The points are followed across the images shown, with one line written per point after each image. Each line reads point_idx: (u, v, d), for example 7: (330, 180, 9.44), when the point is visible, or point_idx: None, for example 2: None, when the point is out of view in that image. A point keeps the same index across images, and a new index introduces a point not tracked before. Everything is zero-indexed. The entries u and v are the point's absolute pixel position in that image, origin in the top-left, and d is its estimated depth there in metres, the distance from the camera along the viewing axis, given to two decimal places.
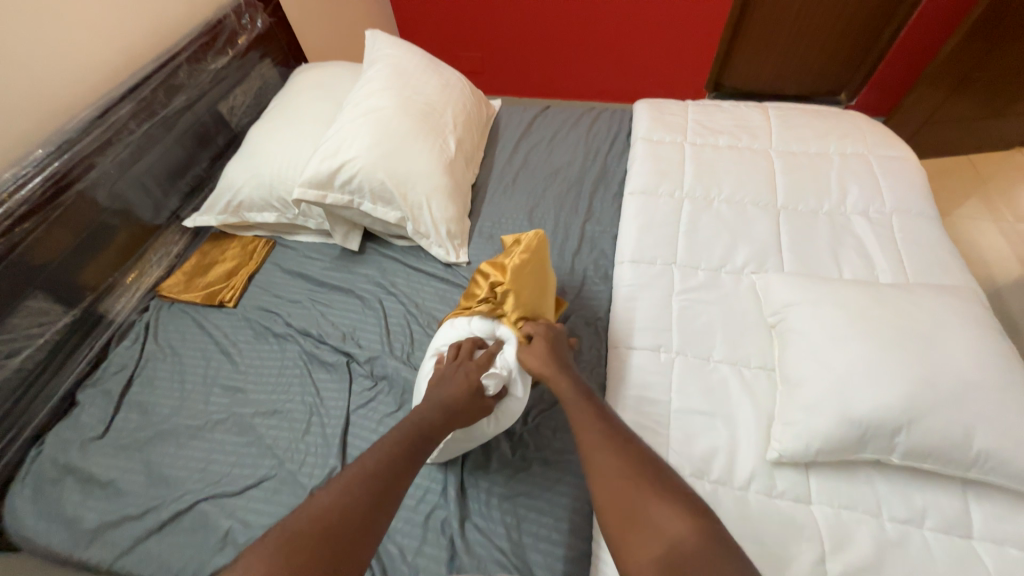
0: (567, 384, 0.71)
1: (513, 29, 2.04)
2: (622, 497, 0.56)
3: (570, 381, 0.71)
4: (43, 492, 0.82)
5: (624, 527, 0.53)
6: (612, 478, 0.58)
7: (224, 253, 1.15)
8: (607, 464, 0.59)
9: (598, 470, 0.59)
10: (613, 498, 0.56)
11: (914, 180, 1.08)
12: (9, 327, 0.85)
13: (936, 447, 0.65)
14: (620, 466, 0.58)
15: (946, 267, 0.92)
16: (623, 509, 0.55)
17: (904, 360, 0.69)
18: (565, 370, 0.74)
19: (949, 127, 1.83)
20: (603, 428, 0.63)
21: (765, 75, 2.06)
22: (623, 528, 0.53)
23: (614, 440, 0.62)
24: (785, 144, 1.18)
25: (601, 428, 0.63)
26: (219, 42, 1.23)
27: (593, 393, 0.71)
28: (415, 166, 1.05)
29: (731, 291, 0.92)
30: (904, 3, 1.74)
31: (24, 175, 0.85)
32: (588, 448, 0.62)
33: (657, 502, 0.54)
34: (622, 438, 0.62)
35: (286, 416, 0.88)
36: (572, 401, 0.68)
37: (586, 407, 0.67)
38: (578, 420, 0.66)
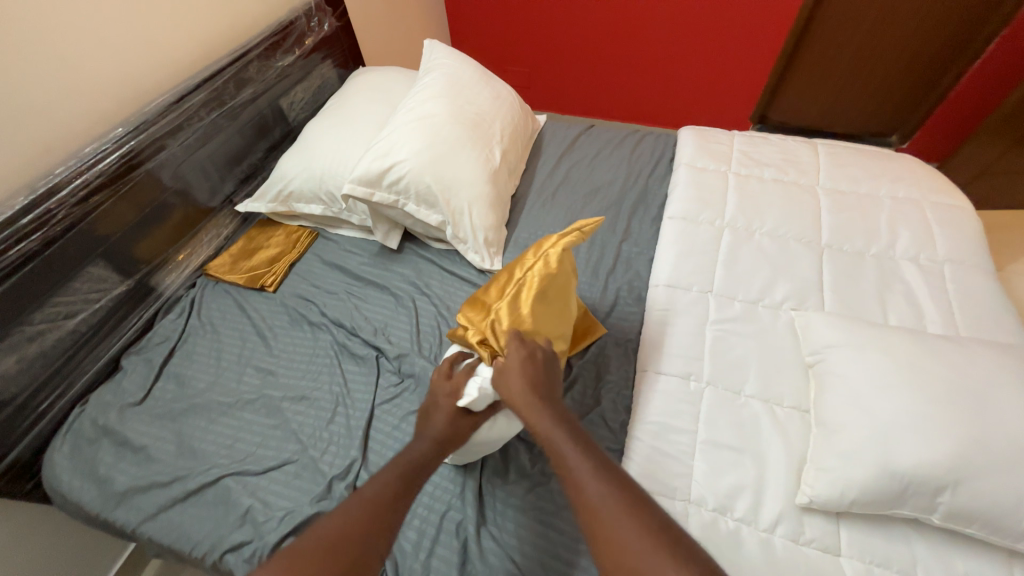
0: (553, 422, 0.66)
1: (563, 48, 2.09)
2: (633, 571, 0.51)
3: (553, 420, 0.66)
4: (82, 449, 0.86)
5: None
6: (619, 547, 0.53)
7: (269, 239, 1.19)
8: (611, 527, 0.55)
9: (601, 536, 0.55)
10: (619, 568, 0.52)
11: (969, 230, 1.04)
12: (71, 290, 0.90)
13: (983, 512, 0.62)
14: (626, 532, 0.54)
15: (1001, 323, 0.88)
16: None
17: (952, 416, 0.66)
18: (548, 402, 0.68)
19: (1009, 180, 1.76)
20: (601, 480, 0.58)
21: (814, 112, 2.03)
22: None
23: (616, 497, 0.57)
24: (834, 182, 1.16)
25: (597, 477, 0.59)
26: (288, 41, 1.31)
27: (584, 433, 0.66)
28: (461, 173, 1.08)
29: (768, 326, 0.90)
30: (969, 51, 1.69)
31: (102, 151, 0.91)
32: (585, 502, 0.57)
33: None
34: (626, 493, 0.57)
35: (313, 403, 0.90)
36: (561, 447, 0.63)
37: (574, 452, 0.62)
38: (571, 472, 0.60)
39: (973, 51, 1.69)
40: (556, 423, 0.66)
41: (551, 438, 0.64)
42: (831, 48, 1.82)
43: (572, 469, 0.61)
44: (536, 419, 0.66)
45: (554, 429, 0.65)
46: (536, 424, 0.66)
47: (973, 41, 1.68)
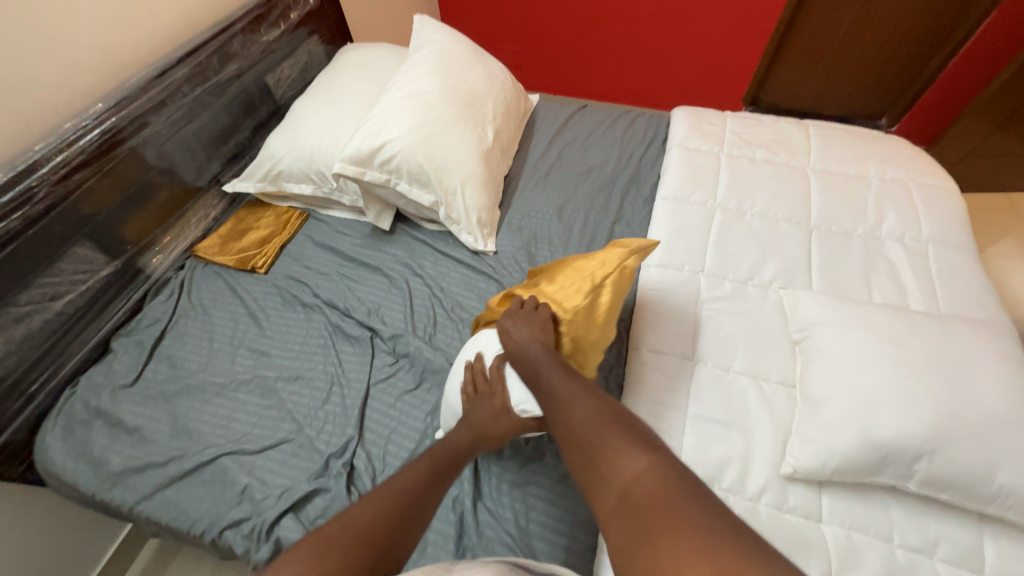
0: (539, 353, 0.72)
1: (556, 26, 2.05)
2: (588, 446, 0.57)
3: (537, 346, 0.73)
4: (74, 431, 0.86)
5: (587, 465, 0.56)
6: (583, 444, 0.58)
7: (258, 221, 1.17)
8: (576, 424, 0.60)
9: (572, 438, 0.60)
10: (574, 446, 0.59)
11: (953, 211, 1.06)
12: (56, 271, 0.88)
13: (956, 479, 0.65)
14: (585, 427, 0.59)
15: (980, 301, 0.91)
16: (585, 451, 0.57)
17: (931, 388, 0.69)
18: (537, 339, 0.75)
19: (994, 163, 1.80)
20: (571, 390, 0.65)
21: (806, 94, 2.03)
22: (587, 464, 0.56)
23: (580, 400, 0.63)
24: (825, 163, 1.17)
25: (566, 382, 0.66)
26: (272, 15, 1.26)
27: (563, 359, 0.72)
28: (453, 152, 1.06)
29: (757, 304, 0.91)
30: (960, 33, 1.69)
31: (82, 128, 0.88)
32: (553, 401, 0.65)
33: (620, 450, 0.55)
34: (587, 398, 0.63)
35: (308, 383, 0.90)
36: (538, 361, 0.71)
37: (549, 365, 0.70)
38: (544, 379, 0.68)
39: (964, 31, 1.68)
40: (541, 352, 0.72)
41: (535, 364, 0.71)
42: (825, 28, 1.81)
43: (548, 385, 0.67)
44: (523, 354, 0.73)
45: (536, 356, 0.71)
46: (523, 358, 0.72)
47: (963, 21, 1.66)
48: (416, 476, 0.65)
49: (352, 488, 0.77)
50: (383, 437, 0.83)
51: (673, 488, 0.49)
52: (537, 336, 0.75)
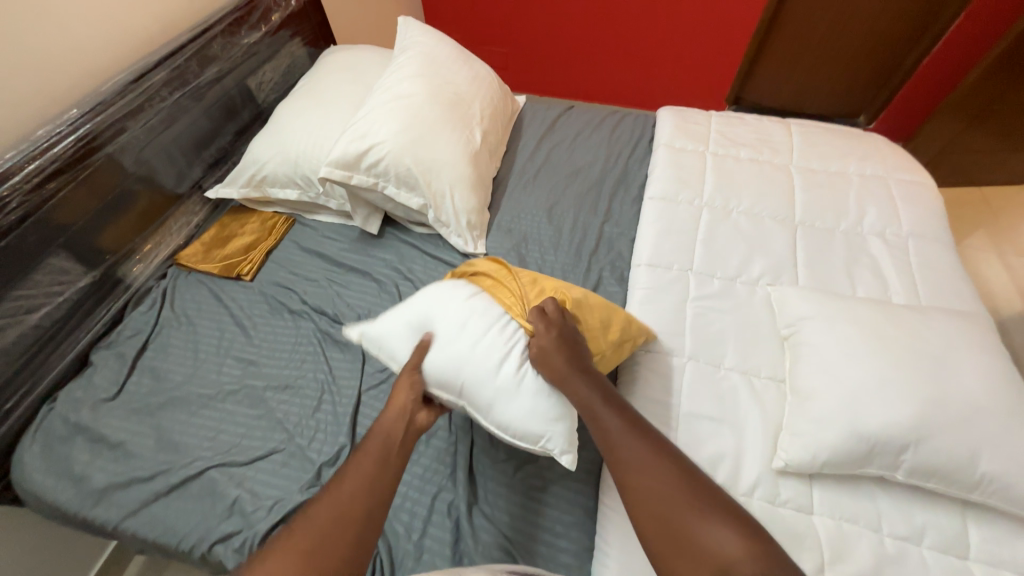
0: (594, 389, 0.68)
1: (540, 27, 2.05)
2: (664, 516, 0.55)
3: (588, 384, 0.68)
4: (53, 448, 0.83)
5: (665, 538, 0.54)
6: (656, 507, 0.56)
7: (243, 227, 1.15)
8: (648, 484, 0.58)
9: (640, 495, 0.58)
10: (648, 513, 0.56)
11: (930, 206, 1.09)
12: (31, 283, 0.85)
13: (941, 467, 0.66)
14: (659, 487, 0.58)
15: (959, 293, 0.93)
16: (662, 521, 0.55)
17: (915, 379, 0.70)
18: (585, 368, 0.70)
19: (965, 158, 1.85)
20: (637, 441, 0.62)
21: (787, 93, 2.07)
22: (664, 537, 0.54)
23: (650, 455, 0.61)
24: (807, 161, 1.19)
25: (630, 436, 0.63)
26: (253, 17, 1.24)
27: (614, 394, 0.69)
28: (441, 155, 1.06)
29: (746, 301, 0.93)
30: (932, 31, 1.74)
31: (57, 134, 0.85)
32: (617, 456, 0.62)
33: (707, 522, 0.54)
34: (655, 452, 0.61)
35: (298, 391, 0.89)
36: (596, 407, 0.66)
37: (607, 410, 0.66)
38: (604, 427, 0.65)
39: (935, 33, 1.74)
40: (593, 388, 0.68)
41: (589, 405, 0.67)
42: (803, 29, 1.84)
43: (609, 430, 0.64)
44: (572, 386, 0.68)
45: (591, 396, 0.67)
46: (575, 392, 0.68)
47: (935, 22, 1.72)
48: (373, 451, 0.63)
49: None
50: None
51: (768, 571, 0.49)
52: (579, 365, 0.70)
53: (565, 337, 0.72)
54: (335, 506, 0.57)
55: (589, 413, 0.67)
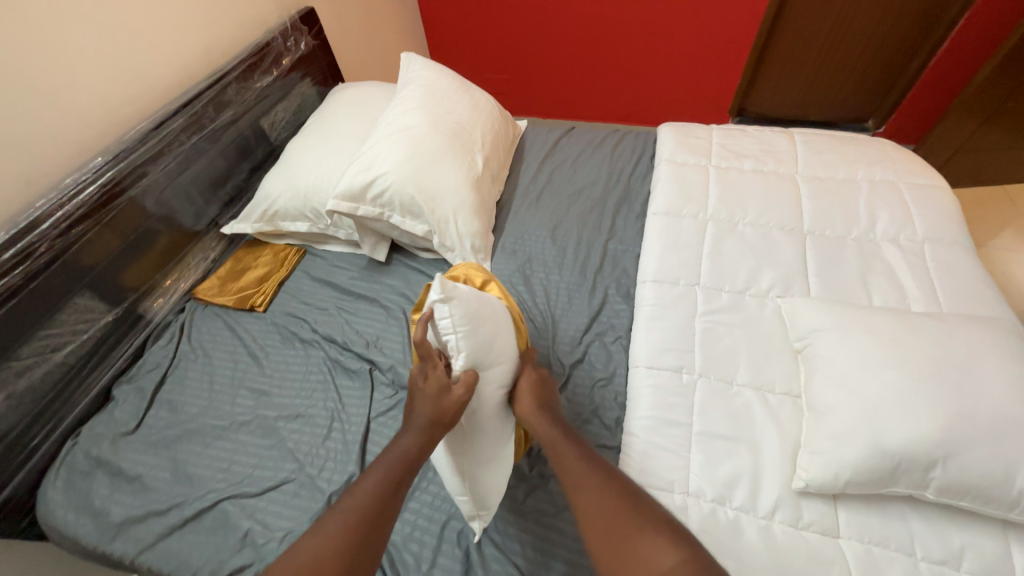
0: (550, 424, 0.69)
1: (540, 53, 2.11)
2: (618, 541, 0.56)
3: (550, 421, 0.70)
4: (75, 483, 0.85)
5: (618, 562, 0.54)
6: (604, 528, 0.57)
7: (257, 259, 1.19)
8: (598, 506, 0.59)
9: (590, 519, 0.59)
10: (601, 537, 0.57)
11: (945, 208, 1.06)
12: (58, 322, 0.90)
13: (974, 484, 0.62)
14: (607, 510, 0.59)
15: (981, 298, 0.90)
16: (616, 546, 0.56)
17: (938, 391, 0.67)
18: (544, 405, 0.72)
19: (983, 157, 1.80)
20: (589, 469, 0.63)
21: (791, 102, 2.07)
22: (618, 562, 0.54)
23: (601, 482, 0.62)
24: (812, 169, 1.18)
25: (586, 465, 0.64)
26: (266, 62, 1.31)
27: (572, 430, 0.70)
28: (444, 182, 1.08)
29: (756, 314, 0.91)
30: (937, 32, 1.73)
31: (83, 181, 0.91)
32: (574, 484, 0.63)
33: (650, 542, 0.55)
34: (608, 478, 0.62)
35: (308, 420, 0.90)
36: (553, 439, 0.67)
37: (565, 442, 0.67)
38: (561, 457, 0.65)
39: (940, 33, 1.72)
40: (552, 422, 0.69)
41: (549, 439, 0.68)
42: (802, 39, 1.85)
43: (562, 458, 0.65)
44: (535, 422, 0.70)
45: (550, 429, 0.68)
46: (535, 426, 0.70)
47: (940, 23, 1.71)
48: (385, 472, 0.62)
49: None
50: None
51: None
52: (540, 399, 0.73)
53: (537, 381, 0.75)
54: (327, 563, 0.53)
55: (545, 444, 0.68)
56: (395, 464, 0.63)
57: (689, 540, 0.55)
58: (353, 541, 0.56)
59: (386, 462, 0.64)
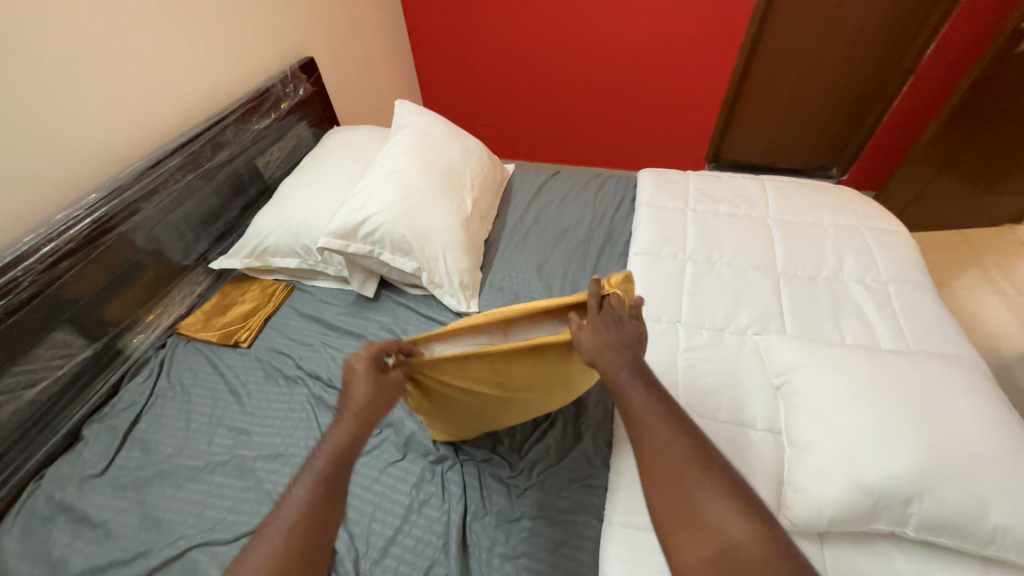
0: (616, 362, 0.64)
1: (528, 102, 2.24)
2: (678, 493, 0.52)
3: (620, 357, 0.64)
4: (33, 530, 0.80)
5: (676, 514, 0.51)
6: (659, 476, 0.54)
7: (244, 294, 1.19)
8: (664, 465, 0.54)
9: (650, 478, 0.54)
10: (660, 489, 0.53)
11: (905, 251, 1.13)
12: (33, 358, 0.88)
13: (950, 520, 0.63)
14: (675, 460, 0.54)
15: (946, 336, 0.94)
16: (676, 500, 0.52)
17: (910, 426, 0.68)
18: (616, 338, 0.67)
19: (938, 204, 1.94)
20: (657, 416, 0.58)
21: (761, 150, 2.22)
22: (676, 516, 0.51)
23: (668, 432, 0.57)
24: (782, 214, 1.25)
25: (655, 411, 0.59)
26: (264, 106, 1.36)
27: (645, 371, 0.64)
28: (434, 221, 1.12)
29: (735, 351, 0.94)
30: (887, 91, 1.91)
31: (74, 217, 0.92)
32: (642, 428, 0.58)
33: (716, 505, 0.50)
34: (676, 423, 0.58)
35: (288, 460, 0.87)
36: (622, 380, 0.62)
37: (637, 387, 0.61)
38: (628, 401, 0.61)
39: (889, 94, 1.91)
40: (622, 364, 0.64)
41: (615, 377, 0.63)
42: (768, 96, 2.02)
43: (631, 403, 0.60)
44: (601, 360, 0.65)
45: (620, 362, 0.64)
46: (603, 361, 0.65)
47: (886, 85, 1.90)
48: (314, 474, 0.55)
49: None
50: (366, 516, 0.79)
51: (780, 561, 0.46)
52: (612, 339, 0.66)
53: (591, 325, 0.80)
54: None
55: (616, 393, 0.62)
56: (323, 470, 0.56)
57: (750, 502, 0.51)
58: (289, 560, 0.48)
59: (314, 473, 0.56)
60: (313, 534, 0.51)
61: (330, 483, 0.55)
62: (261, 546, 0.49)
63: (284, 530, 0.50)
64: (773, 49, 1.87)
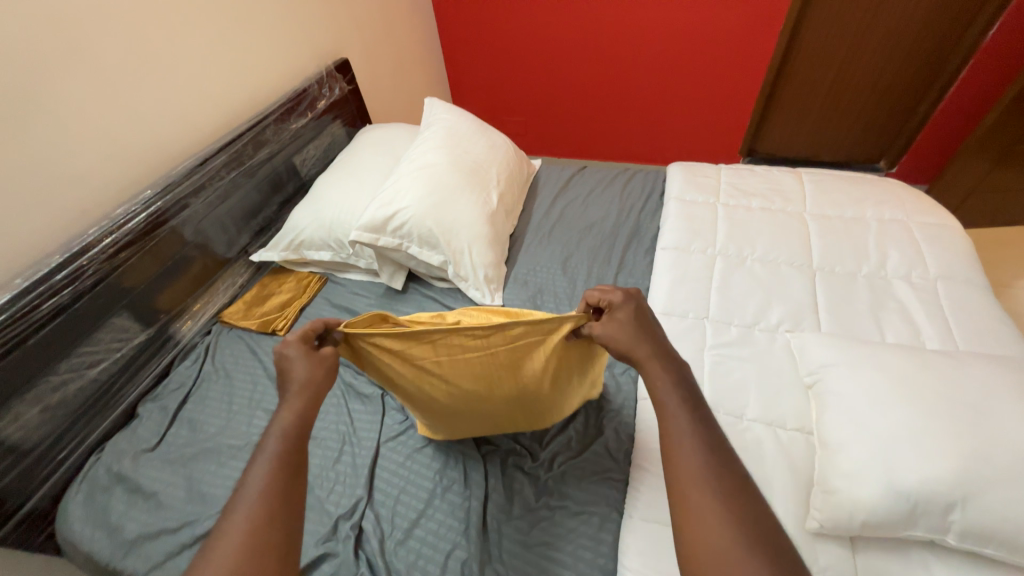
0: (667, 384, 0.63)
1: (556, 97, 2.23)
2: (711, 532, 0.49)
3: (669, 382, 0.63)
4: (95, 497, 0.88)
5: (708, 554, 0.48)
6: (690, 491, 0.53)
7: (281, 286, 1.26)
8: (701, 501, 0.51)
9: (684, 509, 0.52)
10: (695, 524, 0.50)
11: (957, 247, 1.06)
12: (95, 340, 0.96)
13: (996, 529, 0.59)
14: (710, 496, 0.52)
15: (1000, 337, 0.88)
16: (708, 540, 0.49)
17: (954, 430, 0.65)
18: (668, 360, 0.66)
19: (998, 198, 1.79)
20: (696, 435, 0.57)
21: (800, 143, 2.12)
22: (706, 555, 0.48)
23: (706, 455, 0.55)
24: (820, 208, 1.20)
25: (699, 443, 0.56)
26: (302, 106, 1.42)
27: (689, 392, 0.63)
28: (460, 215, 1.14)
29: (766, 349, 0.91)
30: (942, 78, 1.79)
31: (132, 212, 0.99)
32: (680, 458, 0.55)
33: (749, 554, 0.47)
34: (716, 460, 0.55)
35: (320, 442, 0.92)
36: (670, 406, 0.60)
37: (682, 416, 0.59)
38: (671, 427, 0.58)
39: (945, 80, 1.79)
40: (668, 379, 0.63)
41: (663, 401, 0.61)
42: (808, 85, 1.93)
43: (674, 430, 0.58)
44: (652, 377, 0.64)
45: (667, 388, 0.62)
46: (654, 380, 0.63)
47: (942, 71, 1.78)
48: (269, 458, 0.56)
49: (359, 553, 0.77)
50: (391, 499, 0.83)
51: None
52: (663, 354, 0.67)
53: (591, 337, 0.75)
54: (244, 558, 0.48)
55: (661, 416, 0.60)
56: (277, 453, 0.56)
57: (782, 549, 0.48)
58: (261, 534, 0.50)
59: (270, 455, 0.56)
60: (280, 504, 0.52)
61: (286, 462, 0.56)
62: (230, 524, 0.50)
63: (248, 506, 0.52)
64: (815, 35, 1.79)
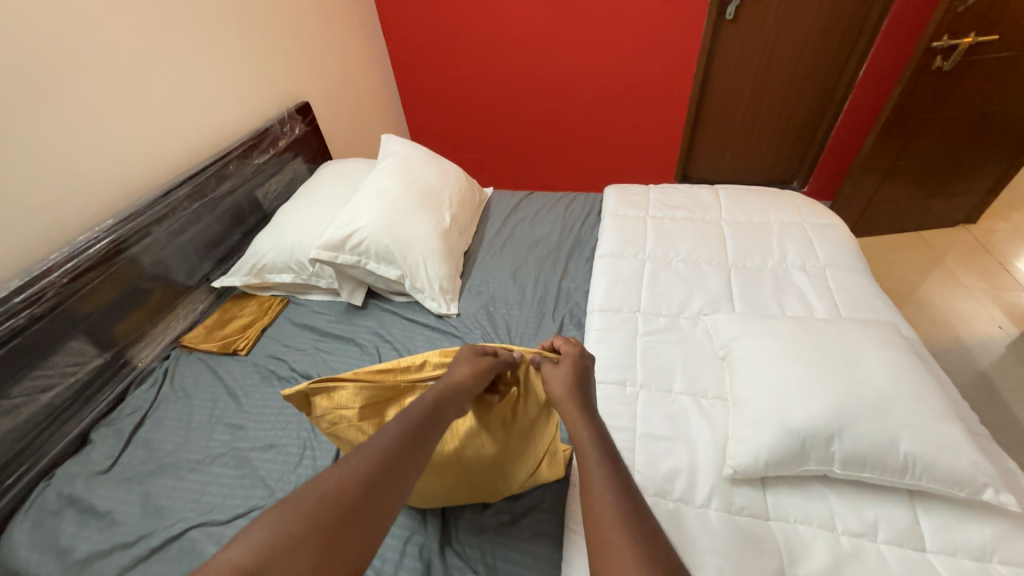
0: (585, 426, 0.67)
1: (506, 135, 2.43)
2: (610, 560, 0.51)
3: (588, 424, 0.67)
4: (43, 523, 0.86)
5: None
6: (601, 535, 0.54)
7: (242, 309, 1.30)
8: (606, 532, 0.54)
9: (598, 547, 0.53)
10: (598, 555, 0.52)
11: (842, 241, 1.25)
12: (50, 364, 0.97)
13: (868, 454, 0.70)
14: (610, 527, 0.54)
15: (875, 308, 1.04)
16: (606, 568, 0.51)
17: (827, 376, 0.77)
18: (586, 405, 0.70)
19: (889, 208, 2.09)
20: (614, 493, 0.57)
21: (725, 168, 2.39)
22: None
23: (621, 508, 0.56)
24: (733, 216, 1.38)
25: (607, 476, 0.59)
26: (263, 144, 1.52)
27: (608, 438, 0.66)
28: (415, 233, 1.25)
29: (688, 333, 1.03)
30: (830, 109, 2.11)
31: (93, 239, 1.04)
32: (591, 491, 0.58)
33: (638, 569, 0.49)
34: (621, 489, 0.58)
35: (280, 450, 0.94)
36: (585, 445, 0.64)
37: (594, 452, 0.63)
38: (585, 464, 0.62)
39: (833, 110, 2.09)
40: (589, 432, 0.66)
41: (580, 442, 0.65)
42: (724, 119, 2.21)
43: (588, 466, 0.61)
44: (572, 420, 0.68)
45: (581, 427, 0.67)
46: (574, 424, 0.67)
47: (830, 103, 2.09)
48: (370, 451, 0.57)
49: None
50: None
51: None
52: (584, 401, 0.70)
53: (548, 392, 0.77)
54: (306, 530, 0.48)
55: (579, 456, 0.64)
56: (384, 447, 0.58)
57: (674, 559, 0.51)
58: (326, 513, 0.50)
59: (371, 448, 0.58)
60: (365, 491, 0.53)
61: (384, 460, 0.57)
62: (293, 500, 0.50)
63: (321, 486, 0.52)
64: (723, 76, 2.08)
